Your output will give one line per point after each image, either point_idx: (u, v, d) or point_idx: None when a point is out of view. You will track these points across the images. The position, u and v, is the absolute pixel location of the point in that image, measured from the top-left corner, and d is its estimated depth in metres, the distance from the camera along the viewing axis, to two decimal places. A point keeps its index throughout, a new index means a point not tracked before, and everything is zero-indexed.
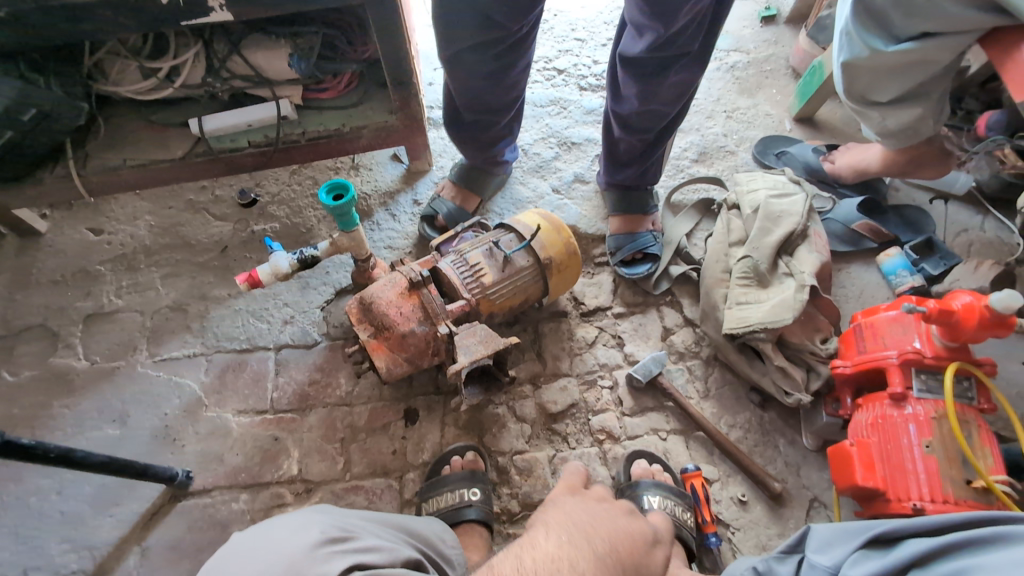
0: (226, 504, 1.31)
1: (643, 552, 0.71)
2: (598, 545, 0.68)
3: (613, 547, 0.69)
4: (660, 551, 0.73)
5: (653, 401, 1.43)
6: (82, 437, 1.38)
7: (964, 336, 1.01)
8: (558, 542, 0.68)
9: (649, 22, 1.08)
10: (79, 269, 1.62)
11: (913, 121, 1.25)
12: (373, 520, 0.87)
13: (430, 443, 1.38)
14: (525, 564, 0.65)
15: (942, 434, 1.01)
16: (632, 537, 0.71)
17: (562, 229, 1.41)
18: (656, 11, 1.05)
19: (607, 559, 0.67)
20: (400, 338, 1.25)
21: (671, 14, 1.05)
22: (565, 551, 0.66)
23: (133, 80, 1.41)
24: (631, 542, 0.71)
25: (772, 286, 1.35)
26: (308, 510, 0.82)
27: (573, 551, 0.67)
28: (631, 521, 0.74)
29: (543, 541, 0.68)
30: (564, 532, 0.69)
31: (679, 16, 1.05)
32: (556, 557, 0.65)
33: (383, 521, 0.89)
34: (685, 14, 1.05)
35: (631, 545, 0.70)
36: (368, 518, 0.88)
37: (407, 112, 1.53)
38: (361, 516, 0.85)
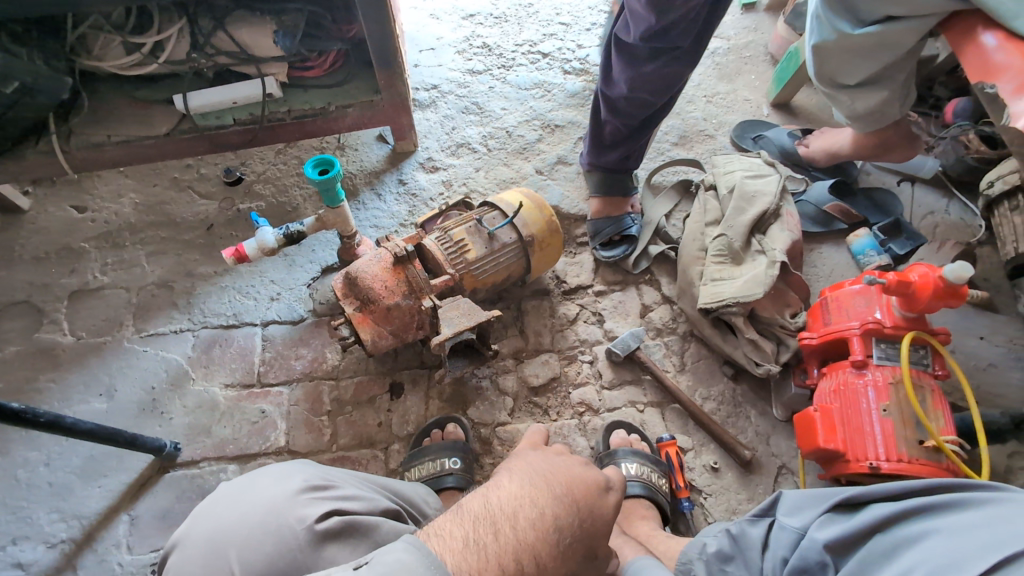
0: (214, 475, 1.34)
1: (596, 496, 0.76)
2: (556, 488, 0.73)
3: (569, 489, 0.74)
4: (612, 496, 0.79)
5: (631, 374, 1.48)
6: (69, 410, 1.40)
7: (921, 306, 1.07)
8: (521, 483, 0.73)
9: (644, 11, 1.11)
10: (63, 246, 1.62)
11: (879, 104, 1.31)
12: (356, 478, 0.89)
13: (415, 416, 1.42)
14: (491, 501, 0.69)
15: (898, 398, 1.07)
16: (587, 481, 0.77)
17: (544, 208, 1.44)
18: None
19: (564, 498, 0.72)
20: (385, 311, 1.28)
21: (666, 5, 1.08)
22: (526, 490, 0.72)
23: (116, 56, 1.40)
24: (585, 486, 0.76)
25: (746, 263, 1.40)
26: (295, 463, 0.85)
27: (533, 490, 0.72)
28: (587, 470, 0.79)
29: (507, 483, 0.73)
30: (526, 476, 0.74)
31: (674, 11, 1.09)
32: (518, 495, 0.71)
33: (369, 479, 0.92)
34: (681, 10, 1.09)
35: (585, 488, 0.75)
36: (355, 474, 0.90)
37: (393, 91, 1.55)
38: (345, 471, 0.88)
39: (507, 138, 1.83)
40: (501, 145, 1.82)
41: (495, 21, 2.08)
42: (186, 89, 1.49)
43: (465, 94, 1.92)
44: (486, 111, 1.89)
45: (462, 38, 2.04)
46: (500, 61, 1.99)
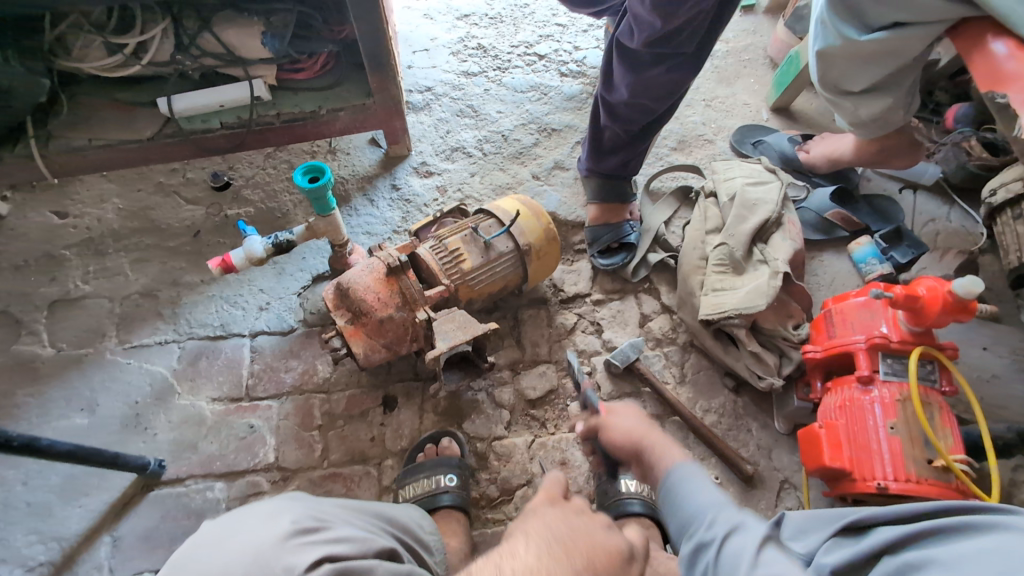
0: (201, 493, 1.29)
1: (619, 569, 0.71)
2: (576, 559, 0.69)
3: (590, 563, 0.69)
4: (636, 568, 0.74)
5: (631, 387, 1.45)
6: (49, 426, 1.35)
7: (929, 320, 1.04)
8: (538, 553, 0.70)
9: (649, 15, 1.07)
10: (43, 253, 1.56)
11: (884, 111, 1.28)
12: (348, 508, 0.86)
13: (408, 430, 1.38)
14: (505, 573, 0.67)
15: (906, 416, 1.04)
16: (611, 552, 0.72)
17: (542, 215, 1.41)
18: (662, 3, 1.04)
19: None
20: (378, 323, 1.24)
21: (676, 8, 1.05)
22: (542, 561, 0.69)
23: (97, 57, 1.35)
24: (607, 556, 0.71)
25: (747, 273, 1.37)
26: (281, 497, 0.82)
27: (550, 561, 0.69)
28: (610, 536, 0.75)
29: (524, 552, 0.70)
30: (543, 543, 0.72)
31: (681, 14, 1.06)
32: (534, 568, 0.68)
33: (361, 505, 0.89)
34: (689, 12, 1.06)
35: (607, 561, 0.71)
36: (346, 505, 0.87)
37: (386, 95, 1.51)
38: (336, 503, 0.84)
39: (503, 142, 1.79)
40: (497, 150, 1.78)
41: (490, 22, 2.04)
42: (169, 92, 1.44)
43: (460, 97, 1.88)
44: (481, 114, 1.84)
45: (457, 38, 2.00)
46: (496, 63, 1.95)
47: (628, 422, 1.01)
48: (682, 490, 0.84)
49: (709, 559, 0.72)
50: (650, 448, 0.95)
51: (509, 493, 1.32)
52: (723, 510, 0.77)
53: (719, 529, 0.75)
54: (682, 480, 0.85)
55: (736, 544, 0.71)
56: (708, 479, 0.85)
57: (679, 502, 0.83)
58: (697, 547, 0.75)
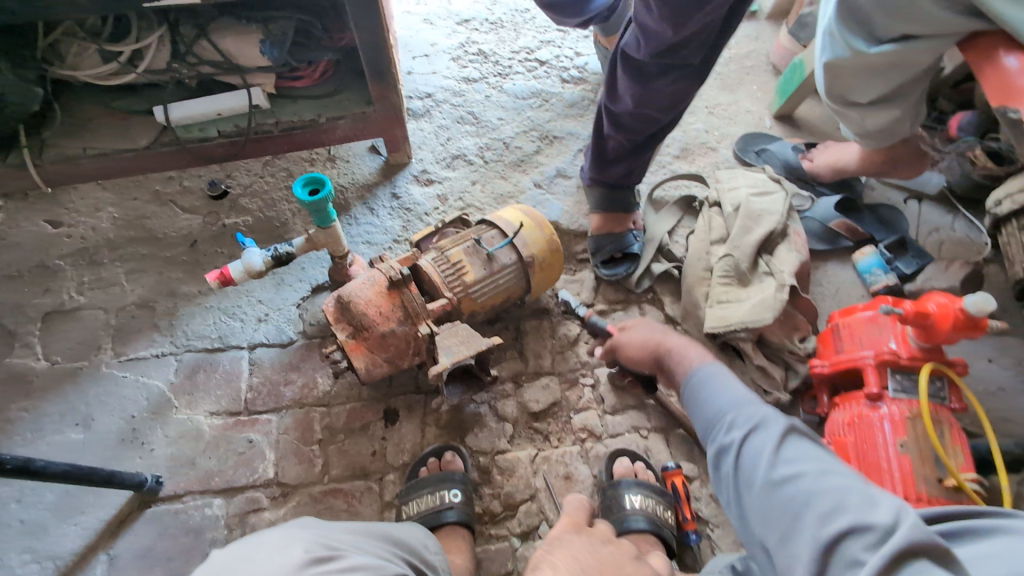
0: (199, 510, 1.27)
1: None
2: None
3: None
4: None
5: (635, 399, 1.43)
6: (43, 441, 1.32)
7: (940, 337, 1.03)
8: None
9: (658, 26, 1.05)
10: (36, 264, 1.53)
11: (891, 122, 1.27)
12: (359, 533, 0.85)
13: (410, 444, 1.36)
14: None
15: (916, 433, 1.03)
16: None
17: (545, 226, 1.39)
18: (670, 14, 1.02)
19: None
20: (379, 338, 1.22)
21: (684, 19, 1.03)
22: None
23: (92, 65, 1.32)
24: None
25: (753, 285, 1.36)
26: (290, 526, 0.80)
27: None
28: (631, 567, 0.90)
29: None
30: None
31: (690, 25, 1.04)
32: None
33: (372, 530, 0.88)
34: (697, 24, 1.04)
35: None
36: (355, 529, 0.86)
37: (387, 103, 1.48)
38: (345, 529, 0.83)
39: (504, 150, 1.77)
40: (499, 157, 1.76)
41: (490, 27, 2.01)
42: (167, 100, 1.41)
43: (461, 104, 1.85)
44: (482, 121, 1.82)
45: (457, 44, 1.98)
46: (496, 69, 1.93)
47: (642, 335, 1.11)
48: (703, 393, 0.88)
49: (730, 463, 0.78)
50: (670, 350, 1.02)
51: (513, 508, 1.31)
52: (743, 411, 0.81)
53: (738, 432, 0.79)
54: (703, 384, 0.89)
55: (756, 447, 0.77)
56: (727, 378, 0.89)
57: (701, 403, 0.87)
58: (719, 450, 0.81)
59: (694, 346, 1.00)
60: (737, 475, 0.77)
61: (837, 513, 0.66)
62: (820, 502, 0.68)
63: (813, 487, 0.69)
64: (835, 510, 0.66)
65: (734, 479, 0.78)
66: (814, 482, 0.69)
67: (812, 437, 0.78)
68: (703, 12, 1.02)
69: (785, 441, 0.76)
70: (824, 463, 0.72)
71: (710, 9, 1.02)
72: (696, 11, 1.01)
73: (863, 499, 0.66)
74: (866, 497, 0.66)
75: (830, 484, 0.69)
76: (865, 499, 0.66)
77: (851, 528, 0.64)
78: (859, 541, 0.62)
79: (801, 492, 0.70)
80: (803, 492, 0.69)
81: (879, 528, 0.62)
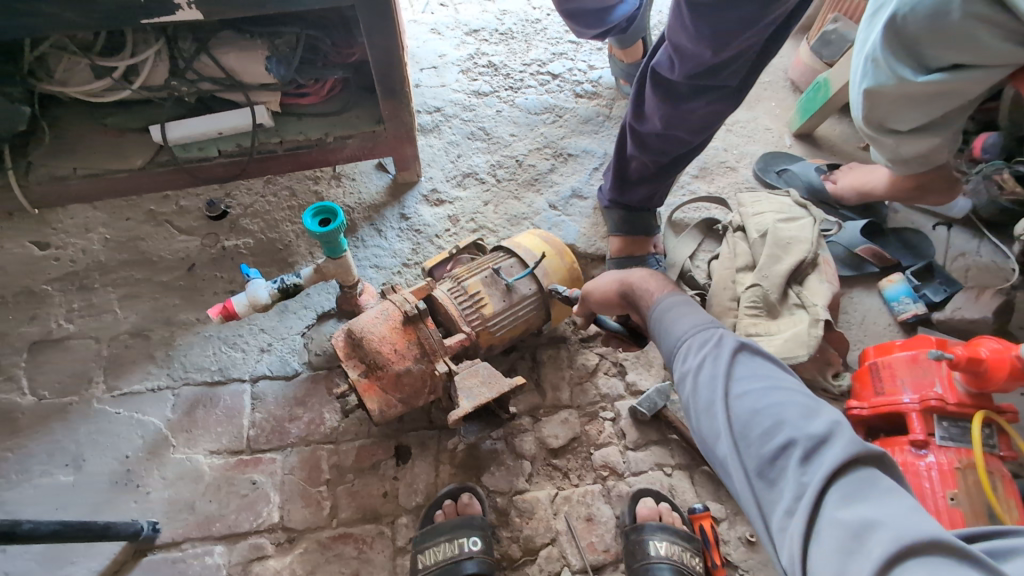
0: (198, 559, 1.20)
1: None
2: None
3: None
4: None
5: (657, 435, 1.37)
6: (30, 484, 1.24)
7: (993, 385, 1.01)
8: None
9: (697, 46, 0.98)
10: (21, 289, 1.44)
11: (928, 150, 1.20)
12: None
13: (424, 485, 1.28)
14: None
15: (966, 485, 0.99)
16: None
17: (566, 254, 1.32)
18: (710, 33, 0.94)
19: None
20: (395, 377, 1.15)
21: (725, 39, 0.95)
22: None
23: (83, 80, 1.23)
24: None
25: (783, 317, 1.30)
26: None
27: None
28: None
29: None
30: None
31: (734, 46, 0.97)
32: None
33: None
34: (740, 45, 0.97)
35: None
36: None
37: (398, 121, 1.41)
38: None
39: (517, 168, 1.70)
40: (511, 176, 1.68)
41: (500, 38, 1.94)
42: (165, 118, 1.32)
43: (471, 119, 1.78)
44: (494, 137, 1.75)
45: (466, 55, 1.90)
46: (507, 82, 1.86)
47: (606, 282, 1.08)
48: (667, 323, 0.87)
49: (687, 386, 0.78)
50: (632, 285, 1.01)
51: (533, 554, 1.23)
52: (699, 336, 0.81)
53: (694, 357, 0.79)
54: (666, 315, 0.89)
55: (708, 370, 0.76)
56: (689, 307, 0.88)
57: (665, 332, 0.87)
58: (678, 377, 0.81)
59: (657, 280, 0.98)
60: (691, 398, 0.77)
61: (779, 429, 0.67)
62: (764, 419, 0.69)
63: (758, 405, 0.70)
64: (776, 425, 0.68)
65: (689, 401, 0.78)
66: (760, 399, 0.71)
67: (763, 355, 0.79)
68: (749, 33, 0.95)
69: (736, 363, 0.76)
70: (769, 380, 0.73)
71: (754, 30, 0.95)
72: (742, 31, 0.94)
73: (801, 414, 0.68)
74: (805, 413, 0.68)
75: (774, 402, 0.70)
76: (804, 414, 0.68)
77: (789, 443, 0.66)
78: (797, 453, 0.65)
79: (747, 408, 0.71)
80: (748, 410, 0.70)
81: (815, 440, 0.65)
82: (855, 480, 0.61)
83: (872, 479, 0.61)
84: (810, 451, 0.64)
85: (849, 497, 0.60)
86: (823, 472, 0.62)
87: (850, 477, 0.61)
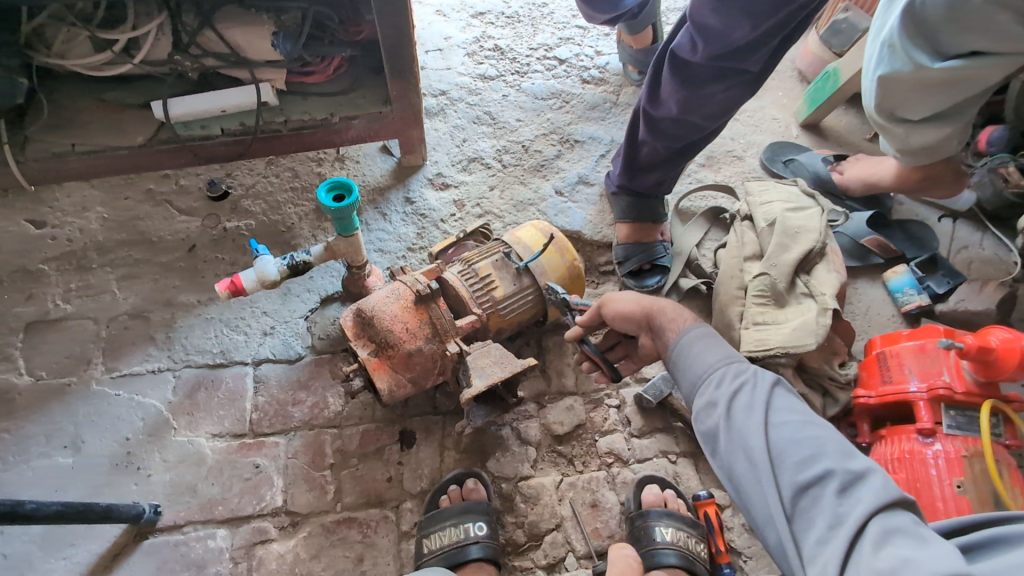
0: (201, 542, 1.18)
1: None
2: None
3: None
4: None
5: (662, 422, 1.37)
6: (27, 466, 1.22)
7: (1003, 374, 1.03)
8: None
9: (724, 25, 0.98)
10: (17, 268, 1.41)
11: (937, 141, 1.18)
12: None
13: (429, 470, 1.27)
14: None
15: (973, 474, 1.01)
16: None
17: (567, 251, 1.28)
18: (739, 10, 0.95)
19: None
20: (406, 356, 1.14)
21: (755, 13, 0.95)
22: None
23: (82, 53, 1.20)
24: None
25: (790, 305, 1.29)
26: None
27: None
28: None
29: None
30: None
31: (763, 26, 0.97)
32: None
33: None
34: (770, 26, 0.98)
35: None
36: None
37: (405, 102, 1.39)
38: None
39: (524, 153, 1.68)
40: (517, 161, 1.66)
41: (506, 22, 1.91)
42: (167, 95, 1.28)
43: (477, 103, 1.76)
44: (500, 122, 1.73)
45: (472, 38, 1.88)
46: (514, 67, 1.83)
47: (627, 298, 0.97)
48: (693, 348, 0.86)
49: (717, 415, 0.78)
50: (661, 313, 0.93)
51: (538, 540, 1.23)
52: (732, 366, 0.82)
53: (730, 386, 0.79)
54: (694, 340, 0.87)
55: (748, 401, 0.77)
56: (714, 337, 0.86)
57: (695, 359, 0.85)
58: (704, 404, 0.81)
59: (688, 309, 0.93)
60: (726, 426, 0.77)
61: (818, 460, 0.69)
62: (801, 448, 0.71)
63: (800, 437, 0.72)
64: (819, 456, 0.69)
65: (719, 430, 0.78)
66: (797, 431, 0.73)
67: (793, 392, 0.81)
68: (781, 13, 0.95)
69: (771, 397, 0.77)
70: (805, 414, 0.75)
71: (787, 10, 0.95)
72: (774, 11, 0.95)
73: (838, 448, 0.70)
74: (842, 448, 0.70)
75: (812, 434, 0.72)
76: (841, 449, 0.70)
77: (831, 474, 0.68)
78: (836, 485, 0.67)
79: (784, 440, 0.72)
80: (785, 439, 0.72)
81: (853, 474, 0.67)
82: (894, 519, 0.63)
83: (907, 522, 0.63)
84: (847, 483, 0.67)
85: (887, 533, 0.62)
86: (863, 506, 0.64)
87: (886, 514, 0.63)
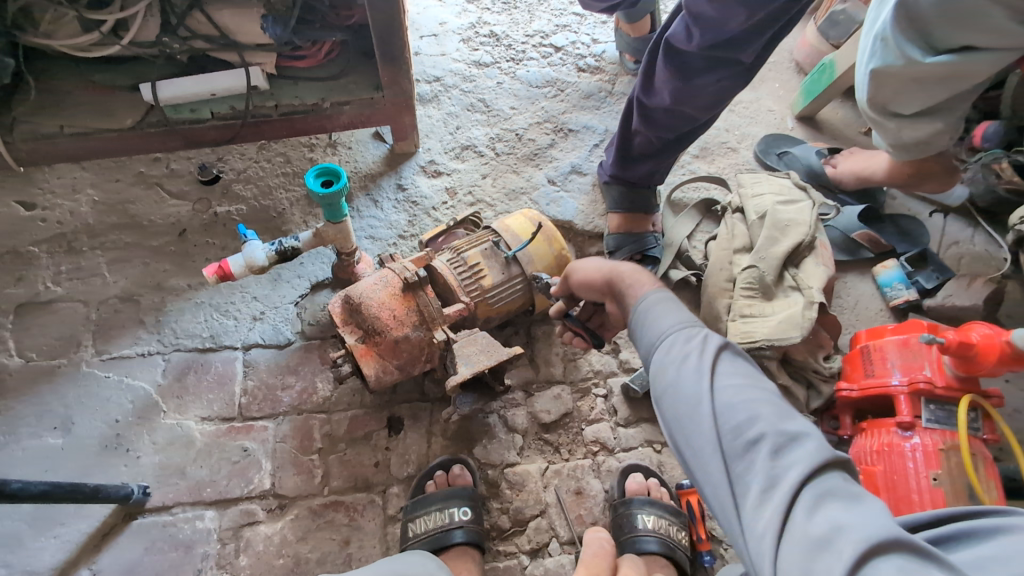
0: (189, 523, 1.20)
1: None
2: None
3: None
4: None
5: (648, 412, 1.38)
6: (18, 446, 1.23)
7: (982, 369, 1.04)
8: None
9: (720, 14, 0.96)
10: (8, 250, 1.41)
11: (929, 136, 1.17)
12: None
13: (416, 455, 1.29)
14: None
15: (949, 466, 1.03)
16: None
17: (555, 240, 1.28)
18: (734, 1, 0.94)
19: None
20: (393, 344, 1.15)
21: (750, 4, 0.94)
22: None
23: (70, 34, 1.18)
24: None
25: (777, 299, 1.29)
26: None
27: None
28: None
29: None
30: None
31: (758, 16, 0.96)
32: None
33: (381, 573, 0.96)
34: (764, 16, 0.97)
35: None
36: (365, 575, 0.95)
37: (397, 88, 1.37)
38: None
39: (517, 142, 1.67)
40: (510, 149, 1.66)
41: (503, 7, 1.89)
42: (156, 77, 1.27)
43: (471, 90, 1.74)
44: (493, 110, 1.72)
45: (467, 24, 1.86)
46: (509, 53, 1.82)
47: (591, 266, 1.00)
48: (646, 316, 0.85)
49: (665, 382, 0.77)
50: (621, 278, 0.93)
51: (522, 525, 1.25)
52: (681, 332, 0.80)
53: (677, 351, 0.78)
54: (647, 308, 0.85)
55: (693, 365, 0.76)
56: (668, 302, 0.85)
57: (648, 326, 0.83)
58: (654, 372, 0.80)
59: (647, 272, 0.92)
60: (671, 391, 0.76)
61: (754, 424, 0.69)
62: (741, 413, 0.70)
63: (740, 402, 0.71)
64: (758, 422, 0.69)
65: (666, 398, 0.77)
66: (737, 396, 0.72)
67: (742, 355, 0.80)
68: (775, 4, 0.95)
69: (717, 363, 0.76)
70: (750, 379, 0.75)
71: (780, 2, 0.95)
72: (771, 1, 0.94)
73: (777, 412, 0.70)
74: (782, 413, 0.70)
75: (750, 397, 0.72)
76: (779, 413, 0.70)
77: (767, 439, 0.67)
78: (770, 449, 0.67)
79: (725, 406, 0.72)
80: (725, 403, 0.72)
81: (789, 438, 0.67)
82: (827, 483, 0.63)
83: (840, 484, 0.64)
84: (782, 446, 0.67)
85: (819, 496, 0.62)
86: (797, 469, 0.64)
87: (820, 478, 0.64)
